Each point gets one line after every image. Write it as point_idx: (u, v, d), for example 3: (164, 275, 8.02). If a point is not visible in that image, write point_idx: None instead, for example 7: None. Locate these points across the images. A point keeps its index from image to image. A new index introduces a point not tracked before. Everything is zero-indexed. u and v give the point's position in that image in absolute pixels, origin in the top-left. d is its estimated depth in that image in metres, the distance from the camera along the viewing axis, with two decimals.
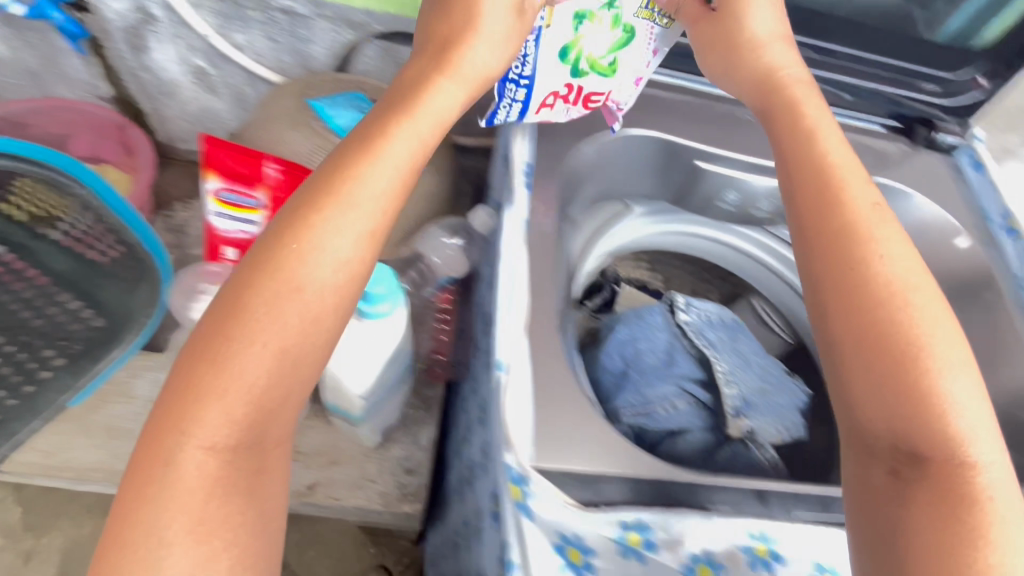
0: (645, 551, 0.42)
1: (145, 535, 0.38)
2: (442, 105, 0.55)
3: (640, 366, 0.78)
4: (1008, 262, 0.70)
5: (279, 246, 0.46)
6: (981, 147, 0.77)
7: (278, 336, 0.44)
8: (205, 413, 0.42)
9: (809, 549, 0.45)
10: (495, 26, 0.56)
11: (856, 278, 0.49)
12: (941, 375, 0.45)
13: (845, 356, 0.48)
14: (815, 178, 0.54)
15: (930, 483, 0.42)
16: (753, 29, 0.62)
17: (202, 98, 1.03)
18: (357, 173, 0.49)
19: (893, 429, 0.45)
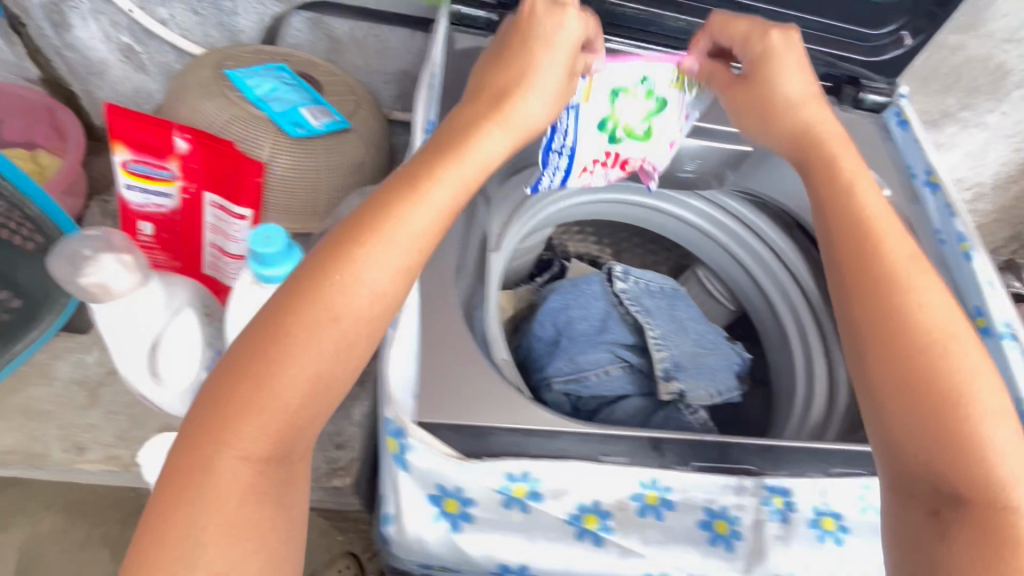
0: (528, 501, 0.42)
1: (180, 535, 0.37)
2: (492, 134, 0.52)
3: (573, 334, 0.77)
4: (930, 218, 0.70)
5: (321, 277, 0.43)
6: (907, 105, 0.77)
7: (313, 362, 0.41)
8: (242, 426, 0.40)
9: (701, 495, 0.44)
10: (551, 63, 0.54)
11: (900, 327, 0.47)
12: (986, 424, 0.44)
13: (888, 404, 0.46)
14: (856, 228, 0.52)
15: (974, 528, 0.42)
16: (787, 86, 0.60)
17: (132, 78, 1.00)
18: (405, 213, 0.45)
19: (938, 477, 0.43)
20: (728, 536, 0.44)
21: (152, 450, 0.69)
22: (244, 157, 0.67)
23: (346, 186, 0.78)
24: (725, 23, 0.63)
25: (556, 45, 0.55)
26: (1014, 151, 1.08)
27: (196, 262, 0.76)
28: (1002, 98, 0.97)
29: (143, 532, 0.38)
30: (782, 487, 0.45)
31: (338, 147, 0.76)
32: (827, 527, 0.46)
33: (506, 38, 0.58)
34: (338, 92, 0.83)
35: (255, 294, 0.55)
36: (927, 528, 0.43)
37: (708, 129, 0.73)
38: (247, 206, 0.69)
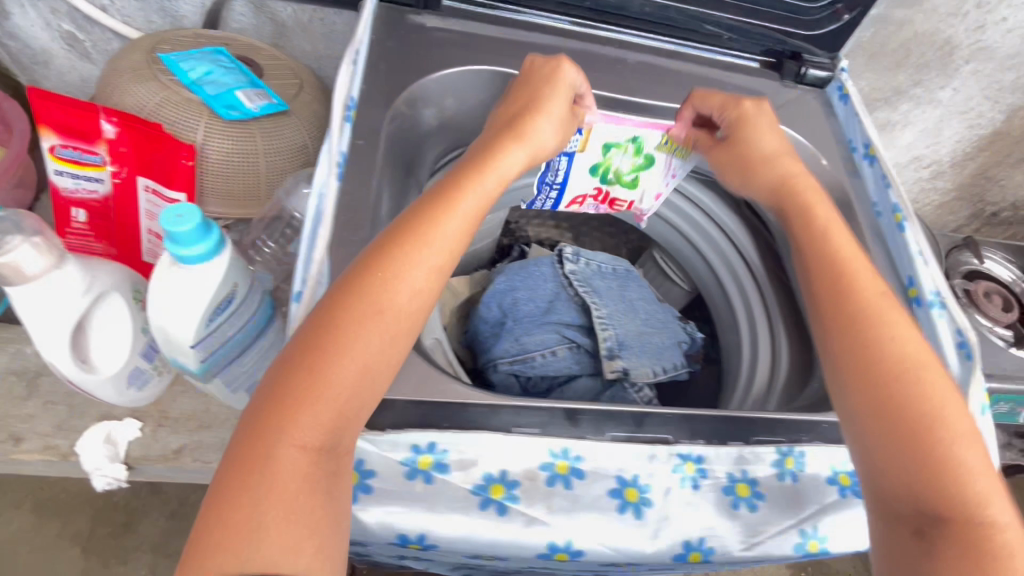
0: (433, 472, 0.42)
1: (242, 519, 0.36)
2: (514, 154, 0.55)
3: (518, 315, 0.77)
4: (868, 191, 0.70)
5: (363, 275, 0.44)
6: (849, 79, 0.75)
7: (364, 355, 0.42)
8: (299, 414, 0.39)
9: (613, 465, 0.45)
10: (560, 101, 0.59)
11: (871, 357, 0.49)
12: (962, 445, 0.45)
13: (864, 430, 0.47)
14: (831, 267, 0.54)
15: (957, 544, 0.42)
16: (763, 140, 0.64)
17: (78, 68, 0.96)
18: (440, 226, 0.48)
19: (917, 495, 0.44)
20: (638, 504, 0.44)
21: (91, 438, 0.69)
22: (171, 139, 0.67)
23: (287, 169, 0.77)
24: (704, 95, 0.66)
25: (564, 86, 0.60)
26: (968, 129, 1.08)
27: (135, 253, 0.74)
28: (952, 74, 0.97)
29: (203, 529, 0.36)
30: (694, 453, 0.47)
31: (276, 129, 0.75)
32: (741, 493, 0.46)
33: (516, 83, 0.62)
34: (280, 73, 0.81)
35: (175, 277, 0.54)
36: (913, 549, 0.43)
37: (652, 107, 0.68)
38: (182, 190, 0.70)
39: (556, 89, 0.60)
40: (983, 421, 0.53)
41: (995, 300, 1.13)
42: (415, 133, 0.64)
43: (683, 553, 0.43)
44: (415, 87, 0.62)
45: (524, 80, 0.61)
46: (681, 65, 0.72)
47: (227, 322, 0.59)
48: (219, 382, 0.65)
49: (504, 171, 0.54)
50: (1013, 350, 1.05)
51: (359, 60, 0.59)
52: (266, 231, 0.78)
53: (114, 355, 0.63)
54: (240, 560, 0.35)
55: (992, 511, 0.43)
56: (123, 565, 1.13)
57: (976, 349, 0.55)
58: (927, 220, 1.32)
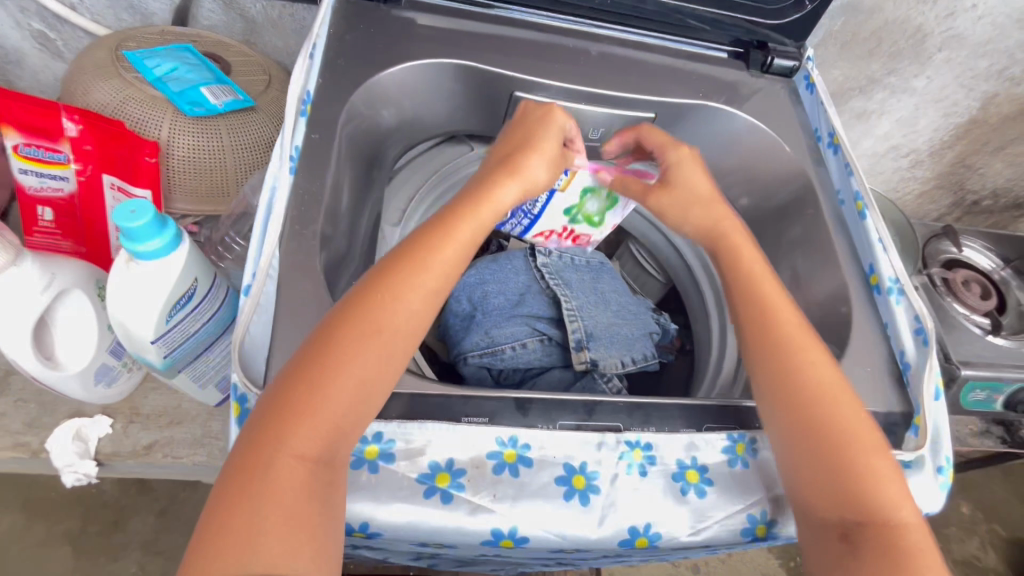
0: (378, 461, 0.43)
1: (241, 525, 0.37)
2: (509, 191, 0.54)
3: (487, 308, 0.75)
4: (833, 179, 0.70)
5: (361, 296, 0.45)
6: (814, 68, 0.75)
7: (361, 369, 0.43)
8: (296, 426, 0.40)
9: (561, 453, 0.45)
10: (557, 135, 0.59)
11: (785, 385, 0.50)
12: (873, 454, 0.46)
13: (791, 448, 0.47)
14: (758, 303, 0.55)
15: (877, 548, 0.43)
16: (697, 183, 0.63)
17: (52, 67, 0.96)
18: (438, 254, 0.48)
19: (840, 503, 0.45)
20: (584, 490, 0.44)
21: (62, 435, 0.69)
22: (134, 136, 0.69)
23: (255, 165, 0.77)
24: (649, 130, 0.66)
25: (560, 123, 0.60)
26: (945, 117, 1.08)
27: (103, 251, 0.73)
28: (925, 62, 0.97)
29: (205, 531, 0.37)
30: (643, 441, 0.47)
31: (242, 125, 0.75)
32: (690, 480, 0.47)
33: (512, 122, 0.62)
34: (248, 69, 0.81)
35: (133, 274, 0.54)
36: (839, 553, 0.44)
37: (614, 98, 0.68)
38: (147, 187, 0.71)
39: (555, 119, 0.59)
40: (934, 405, 0.54)
41: (974, 288, 1.13)
42: (376, 126, 0.64)
43: (630, 538, 0.44)
44: (374, 80, 0.62)
45: (521, 114, 0.62)
46: (645, 56, 0.72)
47: (189, 317, 0.59)
48: (182, 377, 0.64)
49: (502, 202, 0.54)
50: (990, 337, 1.05)
51: (316, 55, 0.60)
52: (234, 227, 0.79)
53: (80, 352, 0.63)
54: (238, 563, 0.36)
55: (909, 516, 0.44)
56: (112, 563, 1.13)
57: (932, 335, 0.55)
58: (909, 209, 1.32)
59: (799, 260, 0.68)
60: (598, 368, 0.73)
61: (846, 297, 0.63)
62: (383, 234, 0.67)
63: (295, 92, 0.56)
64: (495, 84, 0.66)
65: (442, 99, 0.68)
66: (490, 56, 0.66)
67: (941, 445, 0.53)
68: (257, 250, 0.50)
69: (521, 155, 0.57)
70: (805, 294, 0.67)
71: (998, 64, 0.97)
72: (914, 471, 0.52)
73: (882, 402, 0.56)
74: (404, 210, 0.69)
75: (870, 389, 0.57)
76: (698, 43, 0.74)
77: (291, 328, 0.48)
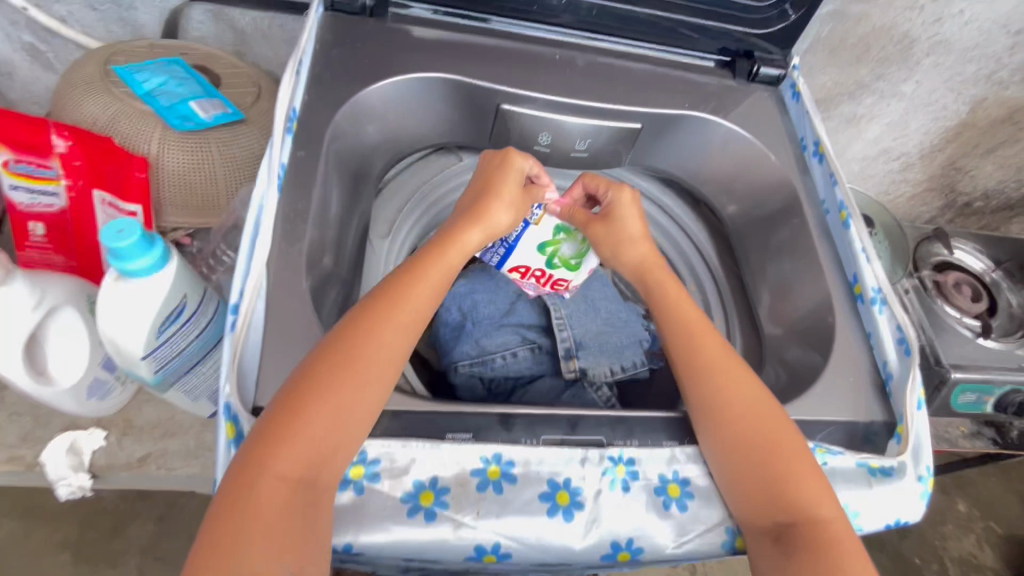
0: (363, 481, 0.43)
1: (224, 543, 0.37)
2: (475, 236, 0.60)
3: (477, 317, 0.75)
4: (817, 188, 0.71)
5: (343, 327, 0.47)
6: (801, 76, 0.74)
7: (341, 393, 0.44)
8: (278, 447, 0.41)
9: (544, 468, 0.46)
10: (516, 181, 0.63)
11: (712, 400, 0.51)
12: (798, 458, 0.48)
13: (721, 456, 0.48)
14: (682, 326, 0.58)
15: (808, 547, 0.44)
16: (630, 226, 0.69)
17: (42, 79, 0.96)
18: (413, 295, 0.51)
19: (768, 505, 0.46)
20: (569, 506, 0.44)
21: (57, 448, 0.70)
22: (124, 152, 0.70)
23: (245, 178, 0.77)
24: (592, 176, 0.72)
25: (519, 167, 0.64)
26: (935, 120, 1.08)
27: (94, 266, 0.74)
28: (913, 67, 0.98)
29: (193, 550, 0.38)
30: (627, 456, 0.47)
31: (232, 139, 0.75)
32: (672, 493, 0.47)
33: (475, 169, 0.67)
34: (237, 81, 0.81)
35: (122, 291, 0.54)
36: (774, 555, 0.45)
37: (600, 108, 0.68)
38: (138, 202, 0.72)
39: (516, 166, 0.64)
40: (918, 417, 0.54)
41: (965, 290, 1.14)
42: (362, 140, 0.64)
43: (612, 552, 0.45)
44: (359, 96, 0.62)
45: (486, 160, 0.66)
46: (632, 66, 0.72)
47: (179, 332, 0.59)
48: (175, 391, 0.65)
49: (466, 246, 0.59)
50: (981, 340, 1.06)
51: (302, 71, 0.60)
52: (224, 240, 0.79)
53: (73, 366, 0.64)
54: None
55: (834, 513, 0.46)
56: (113, 569, 1.14)
57: (915, 345, 0.56)
58: (901, 211, 1.33)
59: (785, 262, 0.69)
60: (587, 376, 0.73)
61: (830, 307, 0.63)
62: (372, 246, 0.67)
63: (282, 108, 0.56)
64: (482, 97, 0.66)
65: (429, 111, 0.68)
66: (475, 68, 0.66)
67: (922, 454, 0.53)
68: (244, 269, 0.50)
69: (485, 201, 0.62)
70: (790, 303, 0.67)
71: (985, 68, 0.97)
72: (896, 480, 0.52)
73: (866, 412, 0.57)
74: (392, 222, 0.70)
75: (853, 400, 0.57)
76: (685, 52, 0.74)
77: (279, 346, 0.49)
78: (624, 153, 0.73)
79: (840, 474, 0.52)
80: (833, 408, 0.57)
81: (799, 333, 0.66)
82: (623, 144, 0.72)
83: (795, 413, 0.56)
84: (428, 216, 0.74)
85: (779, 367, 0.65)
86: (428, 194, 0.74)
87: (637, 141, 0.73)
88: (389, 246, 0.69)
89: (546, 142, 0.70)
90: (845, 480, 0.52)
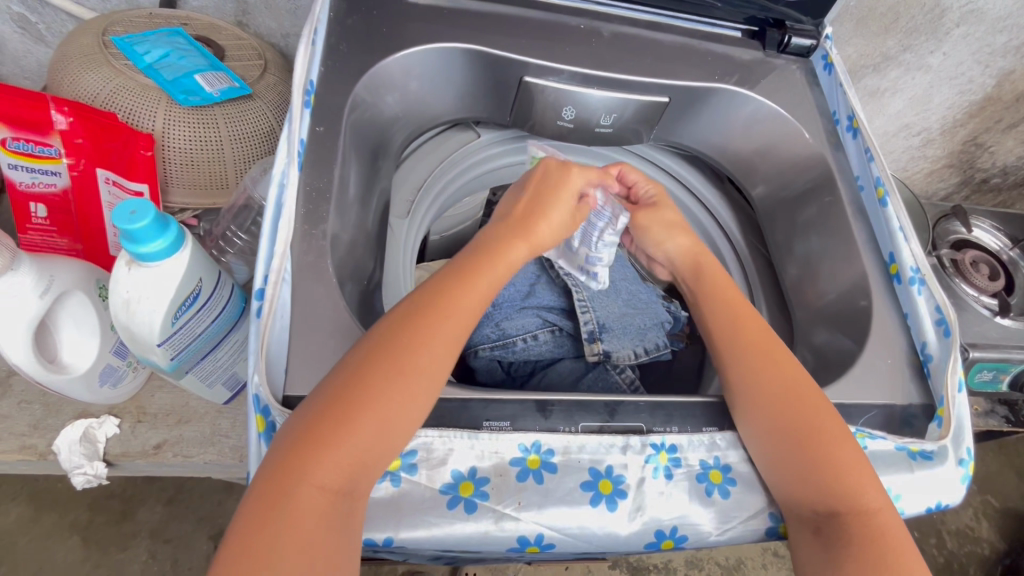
0: (401, 472, 0.43)
1: (261, 553, 0.36)
2: (520, 251, 0.57)
3: (498, 300, 0.72)
4: (851, 164, 0.68)
5: (389, 336, 0.45)
6: (833, 47, 0.71)
7: (384, 405, 0.42)
8: (320, 458, 0.39)
9: (585, 456, 0.45)
10: (568, 204, 0.64)
11: (760, 387, 0.49)
12: (843, 447, 0.46)
13: (764, 444, 0.47)
14: (726, 311, 0.56)
15: (853, 541, 0.42)
16: (665, 213, 0.69)
17: (34, 51, 0.91)
18: (459, 301, 0.49)
19: (811, 492, 0.44)
20: (612, 495, 0.44)
21: (70, 436, 0.68)
22: (128, 128, 0.67)
23: (254, 155, 0.75)
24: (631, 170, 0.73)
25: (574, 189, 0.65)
26: (959, 94, 1.05)
27: (100, 249, 0.70)
28: (942, 38, 0.94)
29: (222, 554, 0.36)
30: (668, 443, 0.46)
31: (240, 114, 0.72)
32: (714, 480, 0.46)
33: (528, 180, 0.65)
34: (241, 53, 0.78)
35: (132, 279, 0.52)
36: (814, 547, 0.43)
37: (629, 82, 0.64)
38: (143, 180, 0.69)
39: (571, 184, 0.65)
40: (958, 400, 0.53)
41: (982, 269, 1.11)
42: (380, 113, 0.61)
43: (656, 541, 0.44)
44: (377, 68, 0.59)
45: (544, 174, 0.65)
46: (662, 35, 0.68)
47: (195, 318, 0.57)
48: (191, 378, 0.62)
49: (512, 261, 0.56)
50: (998, 319, 1.05)
51: (317, 42, 0.57)
52: (235, 221, 0.77)
53: (83, 353, 0.62)
54: None
55: (879, 503, 0.44)
56: (123, 552, 1.14)
57: (955, 326, 0.54)
58: (917, 186, 1.30)
59: (813, 240, 0.67)
60: (611, 359, 0.69)
61: (865, 288, 0.62)
62: (393, 227, 0.65)
63: (298, 81, 0.54)
64: (504, 68, 0.63)
65: (447, 86, 0.65)
66: (496, 38, 0.62)
67: (963, 437, 0.52)
68: (268, 249, 0.48)
69: (532, 218, 0.60)
70: (820, 285, 0.66)
71: (1016, 39, 0.94)
72: (936, 464, 0.51)
73: (902, 395, 0.56)
74: (412, 201, 0.67)
75: (890, 383, 0.56)
76: (713, 21, 0.69)
77: (306, 333, 0.47)
78: (646, 133, 0.71)
79: (880, 458, 0.51)
80: (869, 392, 0.55)
81: (829, 314, 0.64)
82: (645, 123, 0.69)
83: (833, 397, 0.55)
84: (444, 196, 0.73)
85: (808, 351, 0.64)
86: (444, 173, 0.71)
87: (661, 119, 0.70)
88: (408, 226, 0.67)
89: (569, 117, 0.67)
90: (885, 463, 0.51)
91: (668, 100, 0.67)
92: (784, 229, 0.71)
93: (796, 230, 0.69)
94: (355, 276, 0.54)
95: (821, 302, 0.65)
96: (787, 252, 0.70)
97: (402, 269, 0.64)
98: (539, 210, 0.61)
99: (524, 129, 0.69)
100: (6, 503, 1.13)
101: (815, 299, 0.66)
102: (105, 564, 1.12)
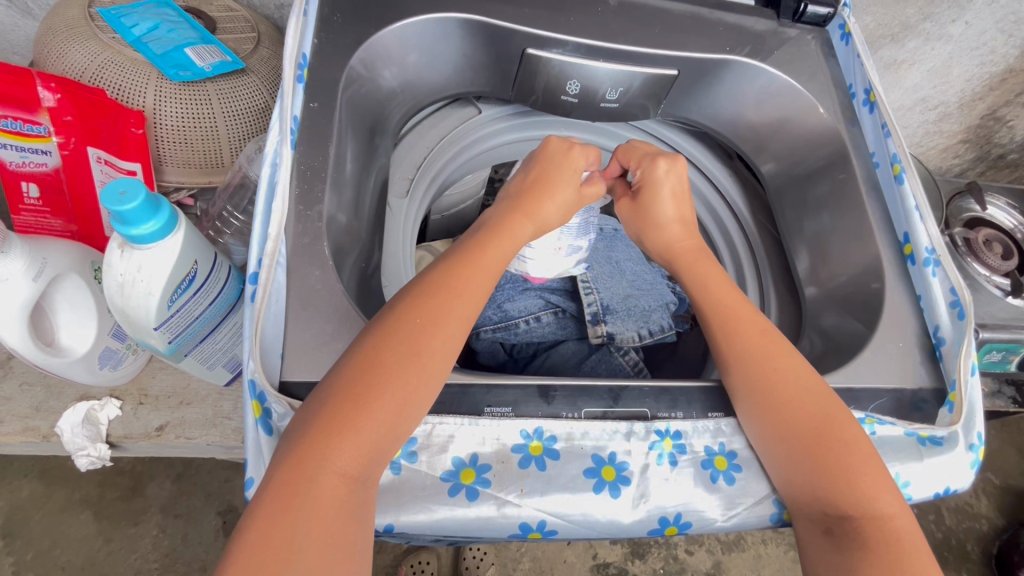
0: (400, 460, 0.43)
1: (283, 543, 0.35)
2: (527, 231, 0.57)
3: (501, 282, 0.71)
4: (867, 141, 0.65)
5: (402, 322, 0.44)
6: (851, 16, 0.68)
7: (400, 387, 0.41)
8: (341, 444, 0.38)
9: (588, 442, 0.46)
10: (574, 183, 0.61)
11: (800, 390, 0.47)
12: (864, 453, 0.44)
13: (784, 446, 0.45)
14: (742, 309, 0.54)
15: (867, 545, 0.41)
16: (660, 207, 0.63)
17: (21, 24, 0.88)
18: (468, 287, 0.48)
19: (826, 498, 0.43)
20: (615, 482, 0.44)
21: (72, 418, 0.68)
22: (117, 105, 0.65)
23: (249, 132, 0.73)
24: (628, 151, 0.67)
25: (578, 166, 0.62)
26: (979, 66, 1.01)
27: (96, 230, 0.69)
28: (965, 7, 0.90)
29: (236, 550, 0.35)
30: (673, 429, 0.47)
31: (233, 90, 0.70)
32: (719, 466, 0.46)
33: (531, 158, 0.64)
34: (234, 26, 0.75)
35: (125, 260, 0.51)
36: (824, 547, 0.43)
37: (635, 53, 0.61)
38: (136, 159, 0.67)
39: (575, 161, 0.62)
40: (971, 382, 0.52)
41: (995, 247, 1.08)
42: (377, 88, 0.59)
43: (660, 527, 0.45)
44: (372, 39, 0.56)
45: (545, 154, 0.63)
46: (671, 4, 0.64)
47: (191, 301, 0.56)
48: (191, 360, 0.62)
49: (518, 240, 0.55)
50: (1009, 299, 1.02)
51: (309, 12, 0.55)
52: (231, 201, 0.75)
53: (78, 335, 0.61)
54: None
55: (894, 509, 0.43)
56: (134, 526, 1.15)
57: (969, 308, 0.53)
58: (931, 162, 1.27)
59: (824, 218, 0.65)
60: (615, 341, 0.67)
61: (877, 270, 0.60)
62: (392, 207, 0.63)
63: (291, 56, 0.52)
64: (505, 41, 0.60)
65: (446, 59, 0.61)
66: (496, 6, 0.59)
67: (975, 421, 0.51)
68: (262, 232, 0.48)
69: (536, 198, 0.59)
70: (831, 266, 0.64)
71: None
72: (946, 450, 0.51)
73: (912, 379, 0.55)
74: (410, 180, 0.65)
75: (899, 367, 0.55)
76: None
77: (304, 319, 0.47)
78: (653, 109, 0.68)
79: (888, 444, 0.51)
80: (879, 377, 0.54)
81: (838, 297, 0.63)
82: (653, 98, 0.66)
83: (841, 381, 0.54)
84: (440, 177, 0.70)
85: (816, 334, 0.63)
86: (439, 152, 0.68)
87: (669, 93, 0.66)
88: (407, 207, 0.65)
89: (574, 91, 0.64)
90: (893, 449, 0.50)
91: (678, 73, 0.64)
92: (794, 207, 0.68)
93: (806, 212, 0.67)
94: (353, 259, 0.52)
95: (831, 283, 0.63)
96: (796, 231, 0.68)
97: (402, 248, 0.63)
98: (538, 187, 0.60)
99: (527, 104, 0.66)
100: (18, 479, 1.15)
101: (826, 280, 0.64)
102: (117, 538, 1.14)
